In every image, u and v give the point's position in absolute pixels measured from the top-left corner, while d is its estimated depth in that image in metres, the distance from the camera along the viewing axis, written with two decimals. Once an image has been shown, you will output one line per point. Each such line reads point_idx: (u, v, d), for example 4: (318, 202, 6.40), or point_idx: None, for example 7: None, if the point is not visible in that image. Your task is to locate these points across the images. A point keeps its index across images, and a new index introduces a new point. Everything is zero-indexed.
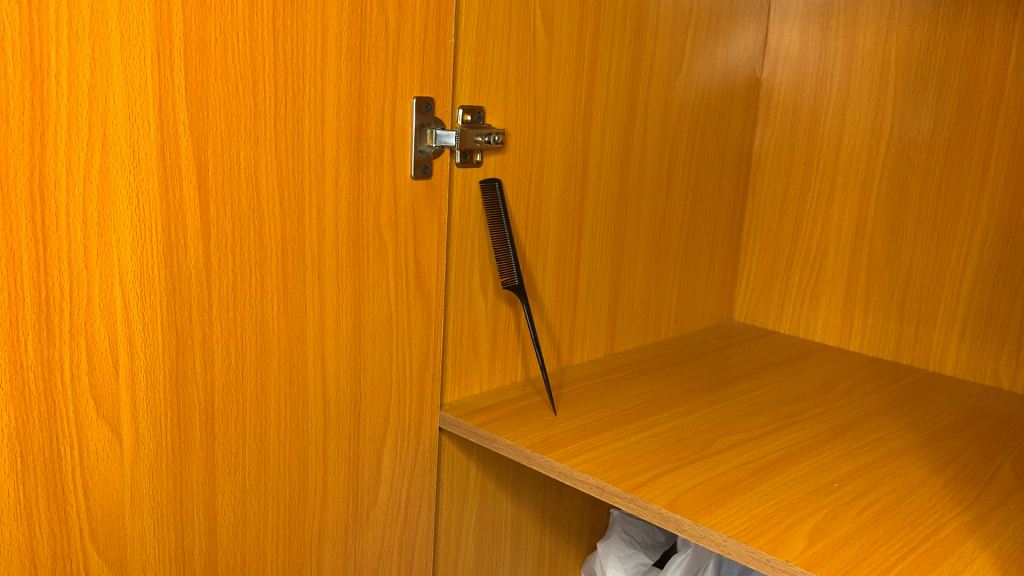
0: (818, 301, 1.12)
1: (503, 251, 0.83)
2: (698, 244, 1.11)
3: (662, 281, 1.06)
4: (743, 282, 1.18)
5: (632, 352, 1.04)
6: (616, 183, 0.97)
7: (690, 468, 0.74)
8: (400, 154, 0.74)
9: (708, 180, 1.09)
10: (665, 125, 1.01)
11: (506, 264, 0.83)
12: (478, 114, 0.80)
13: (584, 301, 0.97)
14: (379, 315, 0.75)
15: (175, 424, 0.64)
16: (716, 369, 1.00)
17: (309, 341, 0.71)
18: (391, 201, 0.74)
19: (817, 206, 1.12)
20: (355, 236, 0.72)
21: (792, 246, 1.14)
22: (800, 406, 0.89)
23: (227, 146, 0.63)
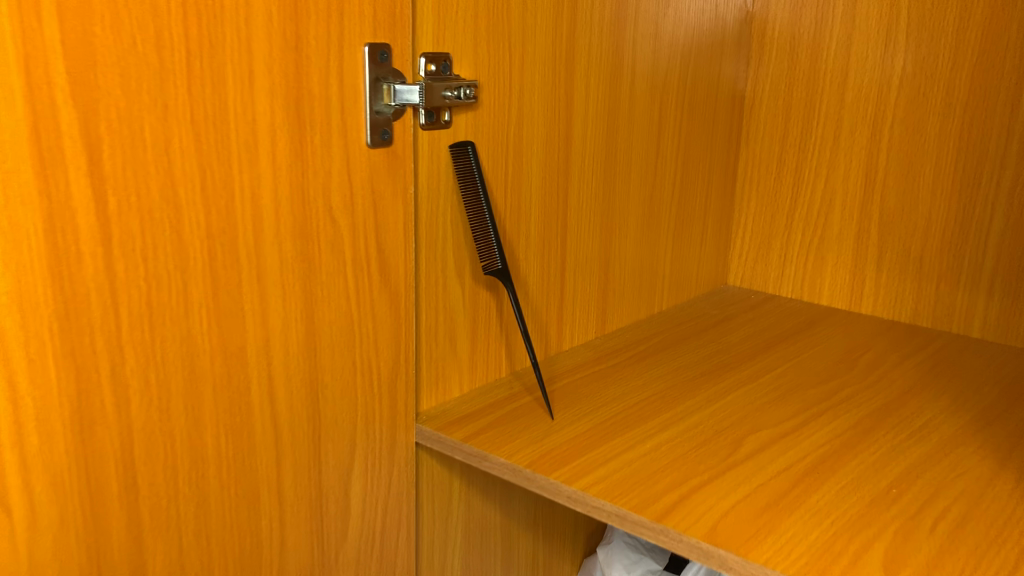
0: (824, 259, 1.01)
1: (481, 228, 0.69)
2: (690, 204, 0.98)
3: (654, 247, 0.94)
4: (738, 241, 1.06)
5: (625, 329, 0.92)
6: (602, 139, 0.83)
7: (724, 480, 0.62)
8: (352, 118, 0.59)
9: (700, 130, 0.96)
10: (653, 70, 0.87)
11: (486, 245, 0.70)
12: (444, 63, 0.65)
13: (572, 278, 0.83)
14: (337, 318, 0.61)
15: (85, 482, 0.49)
16: (722, 345, 0.88)
17: (252, 359, 0.56)
18: (344, 177, 0.59)
19: (819, 155, 0.99)
20: (301, 223, 0.57)
21: (793, 200, 1.02)
22: (827, 387, 0.78)
23: (126, 118, 0.48)
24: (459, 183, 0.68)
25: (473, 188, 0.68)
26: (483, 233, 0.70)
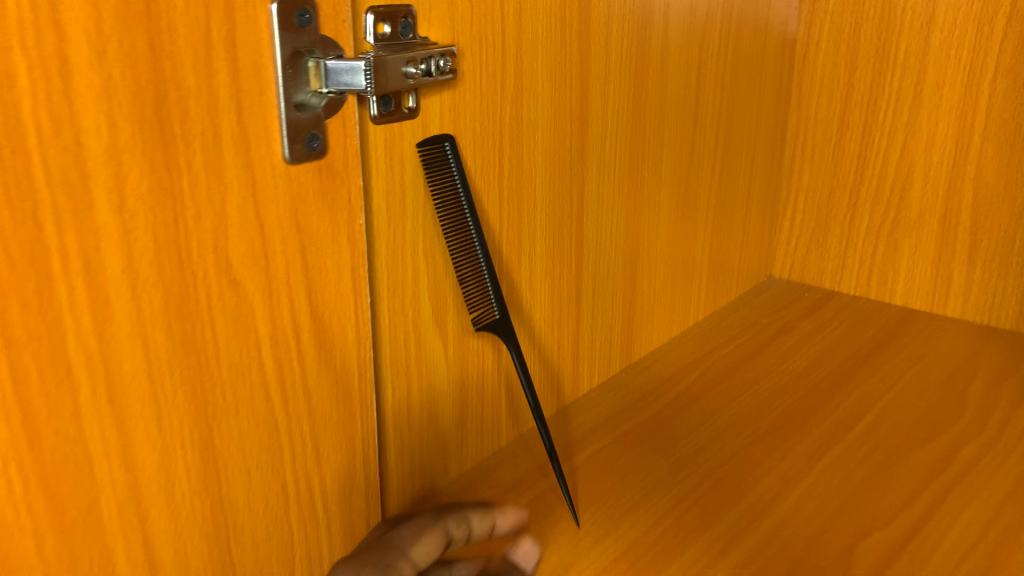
0: (900, 248, 0.80)
1: (470, 266, 0.49)
2: (732, 183, 0.76)
3: (690, 244, 0.72)
4: (787, 223, 0.85)
5: (656, 354, 0.71)
6: (628, 112, 0.61)
7: None
8: (259, 121, 0.37)
9: (744, 88, 0.74)
10: (691, 12, 0.64)
11: (478, 289, 0.50)
12: (403, 21, 0.43)
13: (589, 301, 0.62)
14: (253, 429, 0.40)
15: None
16: (784, 378, 0.68)
17: (110, 522, 0.35)
18: (252, 217, 0.37)
19: (894, 115, 0.77)
20: (181, 299, 0.36)
21: (857, 172, 0.80)
22: (940, 448, 0.58)
23: None
24: (434, 202, 0.47)
25: (458, 210, 0.48)
26: (472, 272, 0.50)
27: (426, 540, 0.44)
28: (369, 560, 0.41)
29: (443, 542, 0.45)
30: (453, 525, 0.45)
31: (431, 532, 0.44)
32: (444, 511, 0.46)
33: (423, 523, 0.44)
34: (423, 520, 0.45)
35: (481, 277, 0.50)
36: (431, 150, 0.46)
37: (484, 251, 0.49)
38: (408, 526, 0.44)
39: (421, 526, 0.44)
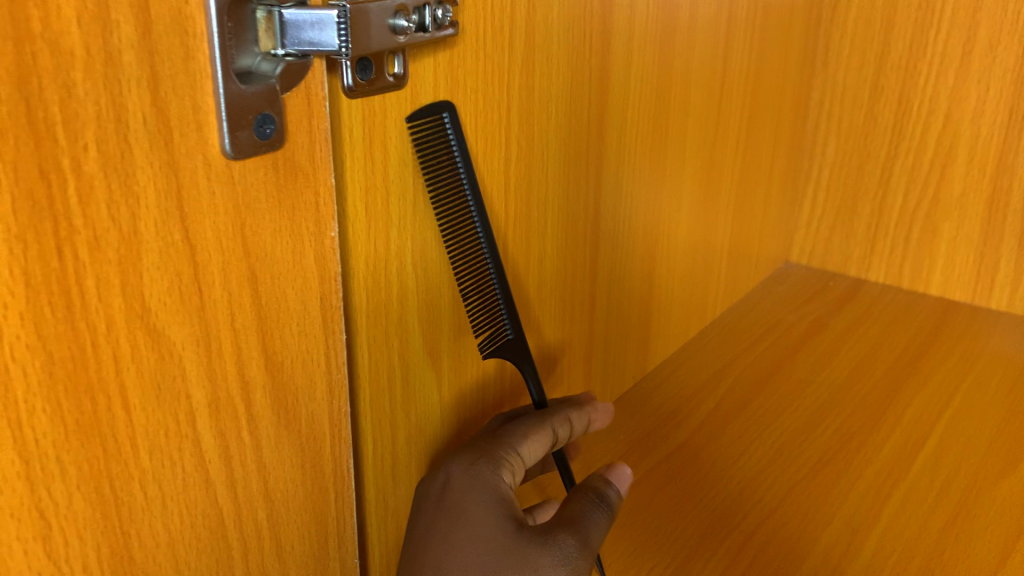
0: (938, 232, 0.70)
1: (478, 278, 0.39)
2: (756, 160, 0.66)
3: (711, 233, 0.62)
4: (808, 202, 0.75)
5: (673, 362, 0.61)
6: (651, 79, 0.50)
7: None
8: (184, 99, 0.25)
9: (773, 47, 0.63)
10: None
11: (490, 309, 0.40)
12: None
13: (603, 309, 0.52)
14: (187, 531, 0.29)
15: None
16: (824, 393, 0.58)
17: None
18: (178, 239, 0.26)
19: (938, 81, 0.67)
20: (71, 367, 0.24)
21: (892, 145, 0.70)
22: (1023, 483, 0.49)
23: None
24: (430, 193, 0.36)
25: (460, 199, 0.37)
26: (481, 287, 0.40)
27: (537, 439, 0.41)
28: (486, 452, 0.39)
29: (549, 442, 0.42)
30: (562, 425, 0.42)
31: (542, 432, 0.41)
32: (548, 410, 0.43)
33: (534, 420, 0.41)
34: (535, 417, 0.42)
35: (490, 289, 0.40)
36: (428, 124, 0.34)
37: (493, 255, 0.40)
38: (519, 421, 0.41)
39: (533, 424, 0.41)
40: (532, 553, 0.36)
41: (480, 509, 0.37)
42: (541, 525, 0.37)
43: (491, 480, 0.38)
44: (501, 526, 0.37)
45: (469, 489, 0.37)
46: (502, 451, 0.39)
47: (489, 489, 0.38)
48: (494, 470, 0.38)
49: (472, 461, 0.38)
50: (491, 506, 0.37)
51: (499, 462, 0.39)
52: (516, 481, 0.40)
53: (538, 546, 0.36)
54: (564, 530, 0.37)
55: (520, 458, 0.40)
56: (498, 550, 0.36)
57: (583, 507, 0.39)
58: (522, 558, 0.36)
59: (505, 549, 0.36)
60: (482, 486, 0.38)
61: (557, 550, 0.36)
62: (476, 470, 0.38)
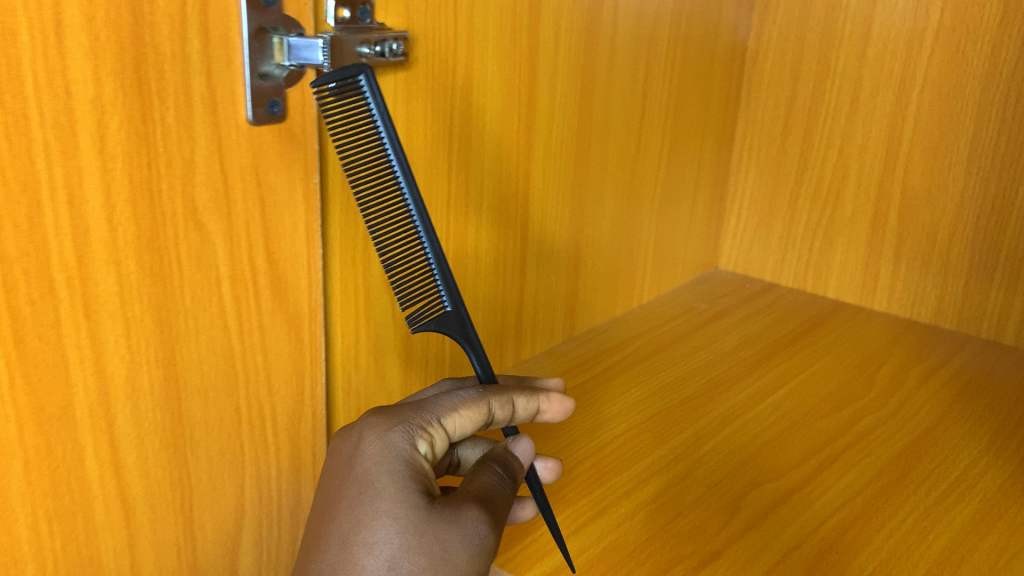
0: (833, 245, 0.86)
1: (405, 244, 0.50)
2: (680, 178, 0.83)
3: (635, 233, 0.79)
4: (733, 220, 0.92)
5: (596, 332, 0.78)
6: (574, 106, 0.67)
7: (717, 567, 0.48)
8: (226, 87, 0.43)
9: (693, 88, 0.80)
10: (640, 17, 0.71)
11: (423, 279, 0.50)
12: (361, 8, 0.49)
13: (532, 276, 0.69)
14: (211, 358, 0.46)
15: None
16: (710, 359, 0.74)
17: (82, 423, 0.41)
18: (217, 169, 0.43)
19: (833, 120, 0.83)
20: (151, 235, 0.42)
21: (798, 174, 0.86)
22: (841, 419, 0.64)
23: None
24: None
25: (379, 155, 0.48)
26: (413, 247, 0.50)
27: (464, 412, 0.44)
28: (406, 420, 0.43)
29: (482, 418, 0.45)
30: (497, 400, 0.46)
31: (473, 408, 0.44)
32: (490, 389, 0.46)
33: (468, 398, 0.45)
34: (467, 391, 0.45)
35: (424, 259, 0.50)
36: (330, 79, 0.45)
37: (422, 229, 0.49)
38: (452, 397, 0.45)
39: (463, 398, 0.45)
40: (431, 529, 0.39)
41: (389, 480, 0.40)
42: (452, 500, 0.41)
43: (403, 451, 0.42)
44: (407, 500, 0.40)
45: (380, 456, 0.41)
46: (421, 420, 0.43)
47: (399, 459, 0.41)
48: (408, 438, 0.42)
49: (389, 427, 0.42)
50: (400, 478, 0.40)
51: (417, 431, 0.43)
52: (435, 448, 0.43)
53: (440, 521, 0.39)
54: (470, 510, 0.40)
55: (440, 427, 0.44)
56: (401, 522, 0.39)
57: (485, 487, 0.42)
58: (421, 531, 0.39)
59: (406, 521, 0.39)
60: (393, 455, 0.41)
61: (457, 527, 0.39)
62: (389, 437, 0.42)
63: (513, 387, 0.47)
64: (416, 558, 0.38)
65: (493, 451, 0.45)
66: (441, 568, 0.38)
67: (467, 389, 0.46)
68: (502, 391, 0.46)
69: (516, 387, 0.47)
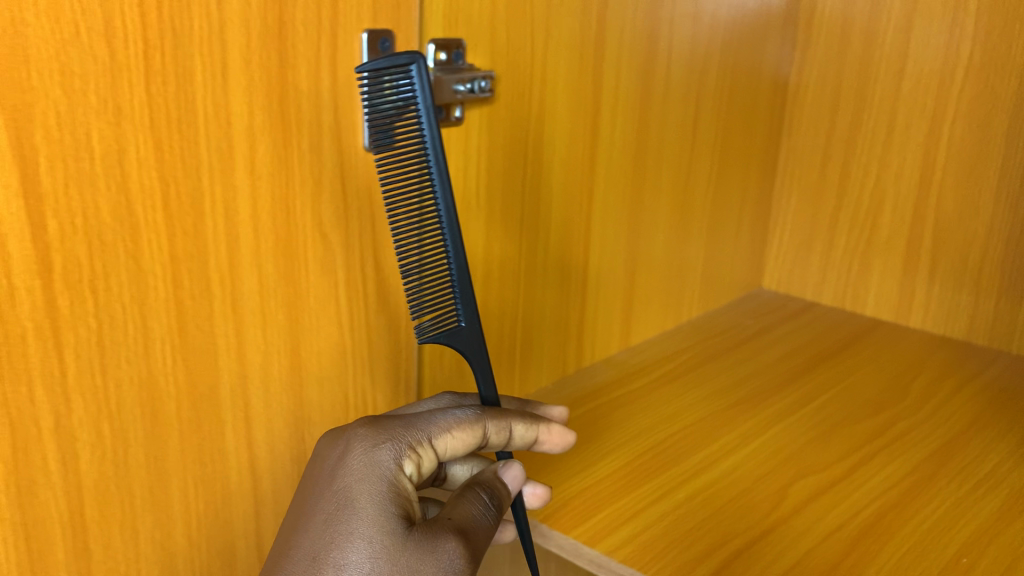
0: (870, 266, 0.92)
1: (426, 251, 0.49)
2: (725, 203, 0.89)
3: (684, 253, 0.86)
4: (775, 243, 0.98)
5: (648, 343, 0.84)
6: (631, 136, 0.75)
7: (767, 543, 0.54)
8: (348, 119, 0.51)
9: (739, 120, 0.87)
10: (691, 56, 0.79)
11: (440, 289, 0.50)
12: (455, 51, 0.57)
13: (592, 290, 0.76)
14: (327, 350, 0.53)
15: (21, 551, 0.42)
16: (755, 368, 0.80)
17: (226, 400, 0.49)
18: (339, 187, 0.51)
19: (870, 149, 0.89)
20: (286, 242, 0.49)
21: (837, 199, 0.93)
22: (878, 421, 0.70)
23: (70, 123, 0.39)
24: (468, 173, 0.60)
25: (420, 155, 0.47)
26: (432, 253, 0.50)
27: (455, 433, 0.47)
28: (395, 438, 0.46)
29: (475, 441, 0.48)
30: (492, 424, 0.48)
31: (466, 431, 0.48)
32: (488, 413, 0.49)
33: (461, 420, 0.48)
34: (464, 414, 0.48)
35: (443, 270, 0.49)
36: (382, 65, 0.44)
37: (450, 241, 0.48)
38: (447, 417, 0.48)
39: (458, 421, 0.48)
40: (404, 554, 0.41)
41: (370, 498, 0.44)
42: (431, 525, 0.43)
43: (388, 469, 0.45)
44: (384, 522, 0.43)
45: (365, 472, 0.44)
46: (412, 438, 0.46)
47: (382, 478, 0.44)
48: (393, 456, 0.45)
49: (377, 442, 0.46)
50: (381, 498, 0.44)
51: (405, 449, 0.46)
52: (422, 465, 0.47)
53: (415, 548, 0.42)
54: (447, 540, 0.42)
55: (429, 447, 0.47)
56: (374, 545, 0.42)
57: (469, 517, 0.44)
58: (394, 556, 0.41)
59: (381, 545, 0.42)
60: (376, 473, 0.44)
61: (431, 556, 0.41)
62: (376, 454, 0.45)
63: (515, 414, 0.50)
64: None
65: (482, 478, 0.47)
66: None
67: (466, 410, 0.49)
68: (500, 416, 0.49)
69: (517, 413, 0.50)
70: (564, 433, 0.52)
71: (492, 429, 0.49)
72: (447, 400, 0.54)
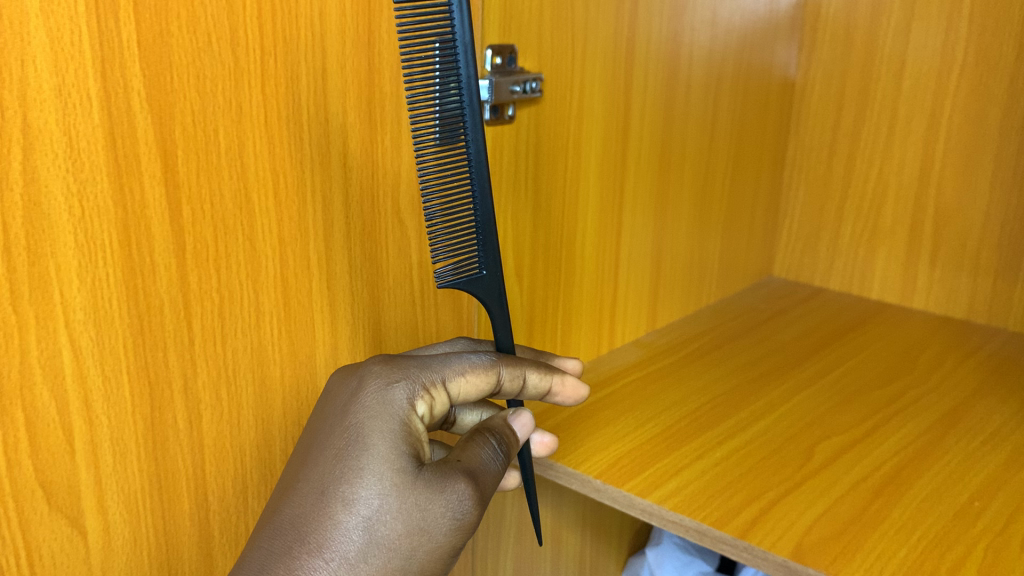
0: (875, 252, 0.98)
1: (448, 193, 0.53)
2: (740, 195, 0.96)
3: (704, 242, 0.92)
4: (784, 233, 1.05)
5: (673, 326, 0.90)
6: (658, 132, 0.81)
7: (801, 491, 0.60)
8: None
9: (751, 118, 0.94)
10: (709, 58, 0.85)
11: (463, 233, 0.53)
12: (509, 55, 0.63)
13: (624, 276, 0.82)
14: (402, 324, 0.59)
15: (155, 499, 0.48)
16: (774, 346, 0.86)
17: (320, 367, 0.55)
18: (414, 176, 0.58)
19: (873, 143, 0.96)
20: (371, 227, 0.56)
21: (843, 191, 0.99)
22: (891, 390, 0.76)
23: (202, 121, 0.45)
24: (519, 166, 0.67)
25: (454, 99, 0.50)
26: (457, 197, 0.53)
27: (469, 378, 0.52)
28: (409, 380, 0.50)
29: (487, 385, 0.52)
30: (506, 371, 0.53)
31: (478, 376, 0.52)
32: (500, 359, 0.53)
33: (476, 365, 0.52)
34: (479, 360, 0.52)
35: (467, 216, 0.53)
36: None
37: (476, 187, 0.52)
38: (460, 362, 0.52)
39: (473, 365, 0.52)
40: (415, 491, 0.46)
41: (384, 435, 0.47)
42: (439, 467, 0.47)
43: (402, 408, 0.49)
44: (396, 461, 0.46)
45: (379, 409, 0.48)
46: (427, 380, 0.50)
47: (395, 416, 0.48)
48: (407, 396, 0.49)
49: (393, 382, 0.50)
50: (394, 436, 0.47)
51: (419, 390, 0.50)
52: (433, 404, 0.51)
53: (424, 487, 0.46)
54: (455, 482, 0.47)
55: (442, 389, 0.51)
56: (386, 483, 0.46)
57: (477, 461, 0.49)
58: (406, 492, 0.45)
59: (392, 483, 0.46)
60: (390, 411, 0.48)
61: (441, 494, 0.46)
62: (392, 393, 0.49)
63: (528, 363, 0.54)
64: (394, 519, 0.45)
65: (491, 423, 0.52)
66: (417, 531, 0.45)
67: (479, 355, 0.53)
68: (512, 363, 0.53)
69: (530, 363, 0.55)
70: (577, 387, 0.56)
71: (505, 376, 0.53)
72: (462, 343, 0.59)
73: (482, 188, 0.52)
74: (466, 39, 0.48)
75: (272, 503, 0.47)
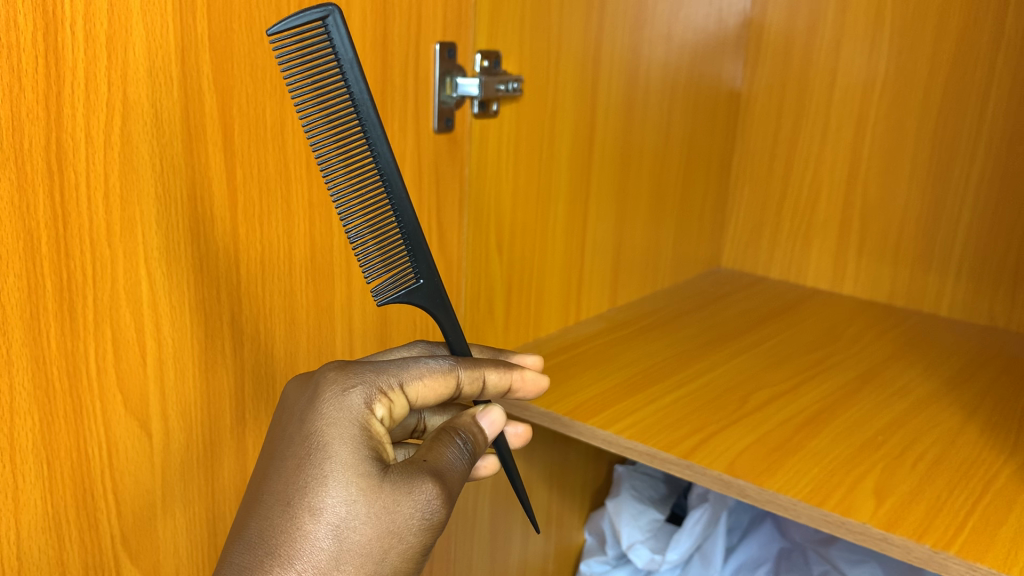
0: (810, 245, 1.11)
1: (373, 212, 0.56)
2: (692, 191, 1.08)
3: (660, 232, 1.04)
4: (731, 228, 1.17)
5: (633, 304, 1.02)
6: (620, 131, 0.93)
7: (736, 427, 0.72)
8: (423, 107, 0.70)
9: (702, 123, 1.06)
10: (665, 67, 0.97)
11: (393, 247, 0.57)
12: (494, 60, 0.73)
13: (591, 257, 0.94)
14: None
15: (205, 413, 0.58)
16: (719, 321, 0.98)
17: (337, 314, 0.66)
18: (415, 156, 0.70)
19: (808, 149, 1.09)
20: None
21: (782, 190, 1.12)
22: (817, 355, 0.89)
23: (252, 102, 0.56)
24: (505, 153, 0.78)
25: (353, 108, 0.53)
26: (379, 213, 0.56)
27: (427, 381, 0.52)
28: (368, 383, 0.50)
29: (448, 386, 0.54)
30: (464, 373, 0.54)
31: (438, 379, 0.53)
32: (461, 361, 0.54)
33: (434, 368, 0.53)
34: (436, 364, 0.53)
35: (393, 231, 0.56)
36: (297, 24, 0.49)
37: (394, 201, 0.54)
38: (419, 366, 0.53)
39: (429, 370, 0.53)
40: (383, 494, 0.46)
41: (345, 441, 0.47)
42: (407, 468, 0.48)
43: (360, 413, 0.49)
44: (362, 467, 0.46)
45: (338, 415, 0.48)
46: (384, 384, 0.51)
47: (355, 421, 0.48)
48: (365, 400, 0.49)
49: (349, 387, 0.49)
50: (356, 441, 0.47)
51: (376, 394, 0.50)
52: (394, 408, 0.51)
53: (392, 490, 0.46)
54: (422, 482, 0.47)
55: (400, 391, 0.51)
56: (354, 489, 0.46)
57: (443, 461, 0.49)
58: (373, 495, 0.46)
59: (359, 488, 0.46)
60: (350, 416, 0.48)
61: (409, 495, 0.46)
62: (349, 399, 0.49)
63: (489, 363, 0.56)
64: (365, 523, 0.45)
65: (458, 422, 0.53)
66: (388, 532, 0.46)
67: (438, 357, 0.54)
68: (473, 365, 0.55)
69: (495, 364, 0.57)
70: (537, 381, 0.58)
71: (464, 376, 0.54)
72: (419, 348, 0.62)
73: (400, 200, 0.54)
74: (347, 52, 0.51)
75: (240, 518, 0.47)
